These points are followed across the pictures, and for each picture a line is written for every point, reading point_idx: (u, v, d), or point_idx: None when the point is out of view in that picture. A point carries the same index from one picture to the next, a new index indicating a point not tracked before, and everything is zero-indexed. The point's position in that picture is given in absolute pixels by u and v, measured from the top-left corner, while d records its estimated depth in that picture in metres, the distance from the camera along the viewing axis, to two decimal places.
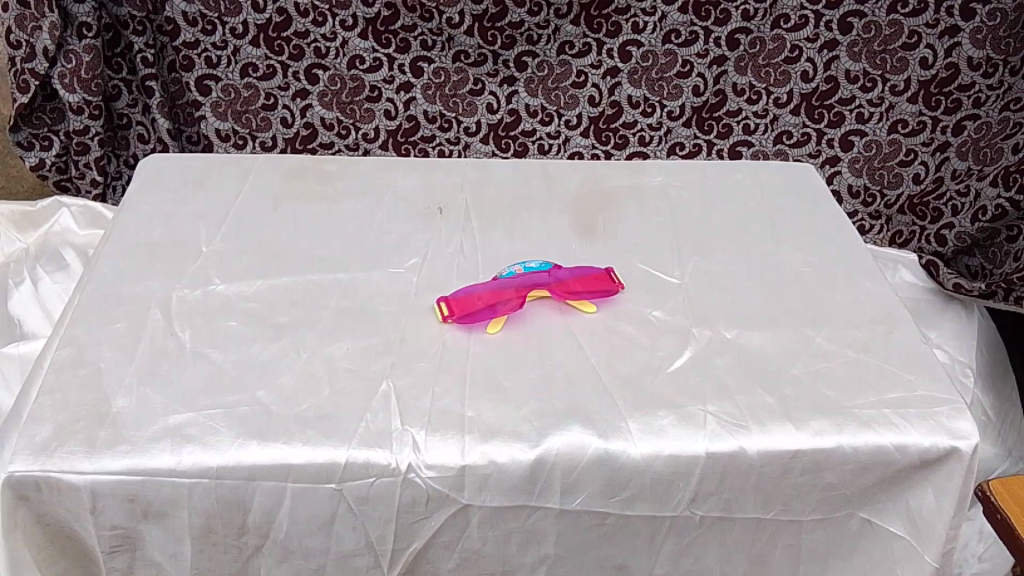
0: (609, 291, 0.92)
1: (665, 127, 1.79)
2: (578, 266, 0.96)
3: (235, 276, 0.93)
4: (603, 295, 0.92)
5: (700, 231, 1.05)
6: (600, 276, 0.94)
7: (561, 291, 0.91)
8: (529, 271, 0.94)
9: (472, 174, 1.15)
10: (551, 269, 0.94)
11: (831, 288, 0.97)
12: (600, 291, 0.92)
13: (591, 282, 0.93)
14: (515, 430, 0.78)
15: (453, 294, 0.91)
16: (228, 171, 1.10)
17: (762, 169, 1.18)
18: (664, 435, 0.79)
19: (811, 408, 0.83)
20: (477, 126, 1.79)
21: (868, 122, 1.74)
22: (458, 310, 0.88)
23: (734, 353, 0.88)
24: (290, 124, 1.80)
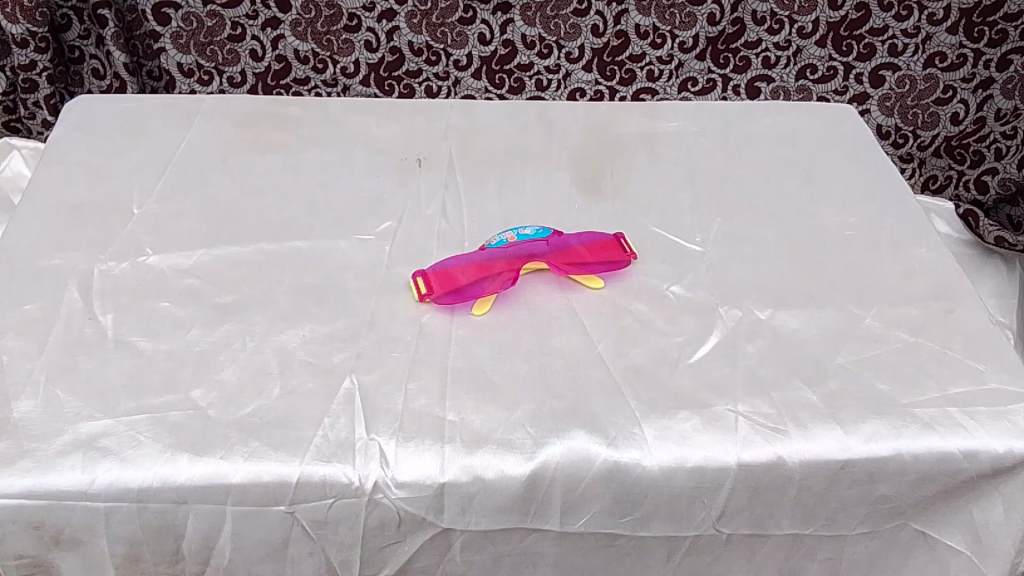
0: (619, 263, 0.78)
1: (677, 60, 1.58)
2: (582, 231, 0.81)
3: (171, 243, 0.78)
4: (610, 269, 0.78)
5: (725, 188, 0.89)
6: (607, 244, 0.79)
7: (562, 264, 0.77)
8: (524, 239, 0.79)
9: (458, 118, 0.98)
10: (549, 236, 0.79)
11: (881, 255, 0.82)
12: (606, 263, 0.78)
13: (596, 252, 0.78)
14: (506, 438, 0.64)
15: (432, 266, 0.76)
16: (170, 114, 0.94)
17: (795, 111, 1.02)
18: (686, 442, 0.65)
19: (863, 407, 0.69)
20: (468, 59, 1.59)
21: (901, 55, 1.54)
22: (438, 289, 0.74)
23: (768, 338, 0.73)
24: (260, 58, 1.59)
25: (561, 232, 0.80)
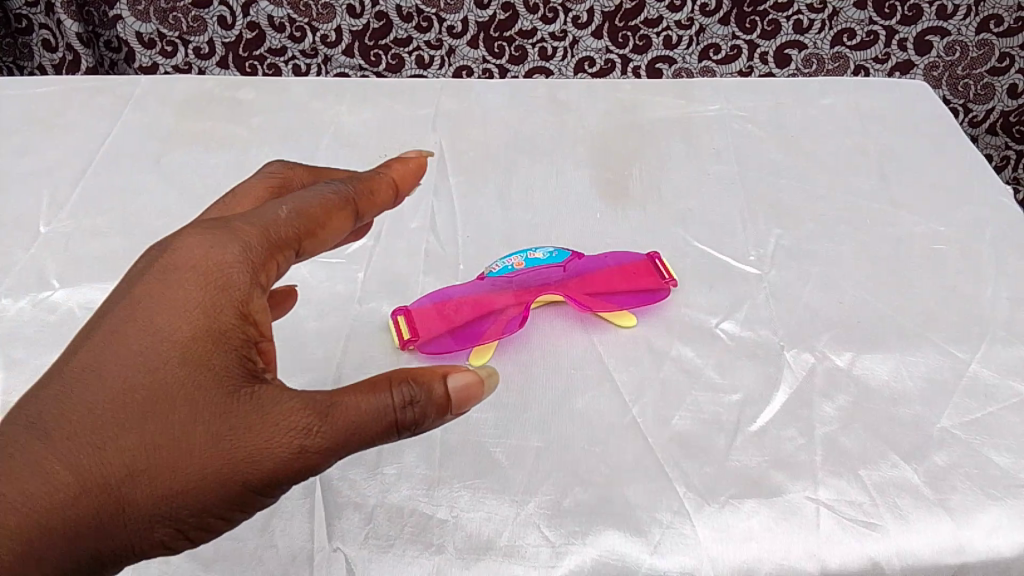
0: (654, 298, 0.62)
1: (697, 25, 1.33)
2: (608, 252, 0.65)
3: (85, 272, 0.62)
4: (644, 301, 0.62)
5: (779, 188, 0.72)
6: (640, 268, 0.63)
7: (583, 296, 0.61)
8: (535, 264, 0.63)
9: (451, 101, 0.81)
10: (566, 259, 0.63)
11: (982, 275, 0.65)
12: (638, 293, 0.62)
13: (625, 281, 0.62)
14: (517, 545, 0.48)
15: (418, 301, 0.60)
16: (96, 103, 0.78)
17: (858, 89, 0.84)
18: (751, 545, 0.49)
19: (977, 489, 0.52)
20: (463, 25, 1.33)
21: (951, 18, 1.30)
22: (427, 332, 0.58)
23: (850, 394, 0.57)
24: (230, 25, 1.33)
25: (580, 255, 0.64)
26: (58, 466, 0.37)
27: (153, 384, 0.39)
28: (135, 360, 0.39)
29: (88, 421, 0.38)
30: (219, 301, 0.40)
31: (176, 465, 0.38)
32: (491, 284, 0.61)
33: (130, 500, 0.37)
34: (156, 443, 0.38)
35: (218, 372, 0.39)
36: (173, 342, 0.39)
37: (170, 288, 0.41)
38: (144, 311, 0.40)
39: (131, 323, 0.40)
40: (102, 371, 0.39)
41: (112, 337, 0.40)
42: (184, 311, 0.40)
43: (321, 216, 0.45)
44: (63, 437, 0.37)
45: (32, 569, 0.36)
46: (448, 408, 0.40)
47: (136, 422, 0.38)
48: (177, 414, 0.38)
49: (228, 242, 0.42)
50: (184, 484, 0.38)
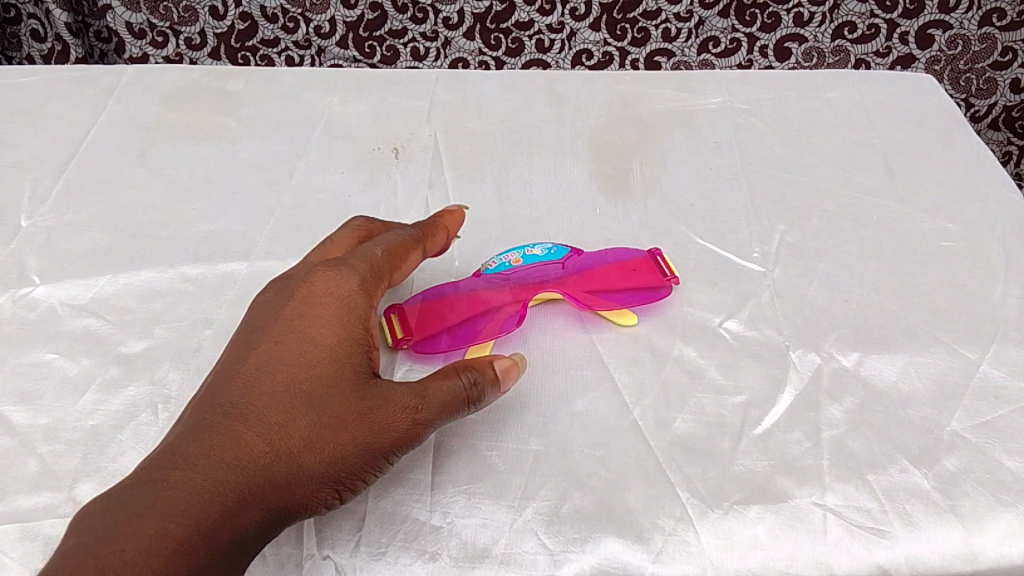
0: (656, 296, 0.60)
1: (696, 17, 1.31)
2: (607, 249, 0.64)
3: (66, 268, 0.60)
4: (646, 298, 0.60)
5: (783, 183, 0.71)
6: (641, 265, 0.62)
7: (583, 292, 0.59)
8: (532, 261, 0.61)
9: (446, 93, 0.79)
10: (566, 256, 0.62)
11: (991, 273, 0.64)
12: (639, 290, 0.60)
13: (626, 278, 0.61)
14: (514, 553, 0.47)
15: (411, 299, 0.59)
16: (80, 93, 0.76)
17: (862, 81, 0.82)
18: (756, 553, 0.48)
19: (989, 494, 0.51)
20: (459, 16, 1.31)
21: (953, 12, 1.28)
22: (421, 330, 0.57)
23: (857, 395, 0.55)
24: (222, 15, 1.30)
25: (580, 252, 0.62)
26: (241, 444, 0.43)
27: (305, 379, 0.46)
28: (288, 360, 0.46)
29: (260, 409, 0.45)
30: (347, 315, 0.49)
31: (333, 436, 0.44)
32: (488, 282, 0.60)
33: (302, 467, 0.43)
34: (316, 418, 0.45)
35: (352, 364, 0.47)
36: (317, 345, 0.47)
37: (307, 307, 0.49)
38: (290, 323, 0.48)
39: (279, 336, 0.48)
40: (263, 373, 0.46)
41: (264, 349, 0.47)
42: (322, 321, 0.48)
43: (404, 254, 0.55)
44: (241, 424, 0.44)
45: (234, 513, 0.41)
46: (497, 384, 0.49)
47: (297, 406, 0.45)
48: (328, 396, 0.45)
49: (347, 272, 0.51)
50: (341, 451, 0.44)
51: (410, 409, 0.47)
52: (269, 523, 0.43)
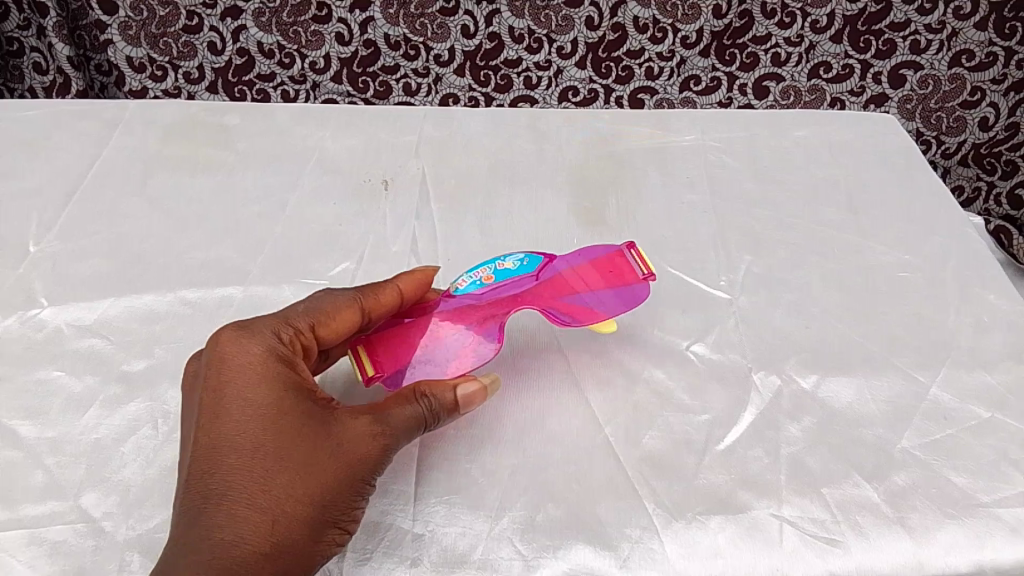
0: (629, 300, 0.62)
1: (678, 56, 1.37)
2: (576, 255, 0.65)
3: (71, 292, 0.63)
4: (628, 299, 0.62)
5: (751, 216, 0.75)
6: (616, 265, 0.64)
7: (561, 301, 0.61)
8: (506, 275, 0.62)
9: (434, 129, 0.83)
10: (537, 267, 0.63)
11: (944, 304, 0.68)
12: (611, 295, 0.62)
13: (604, 281, 0.63)
14: (491, 559, 0.50)
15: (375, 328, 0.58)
16: (83, 126, 0.80)
17: (828, 121, 0.87)
18: (718, 561, 0.51)
19: (935, 507, 0.55)
20: (450, 54, 1.36)
21: (925, 53, 1.34)
22: (394, 361, 0.56)
23: (814, 415, 0.59)
24: (220, 51, 1.35)
25: (551, 260, 0.64)
26: (231, 521, 0.44)
27: (262, 437, 0.46)
28: (237, 427, 0.47)
29: (231, 483, 0.45)
30: (274, 370, 0.49)
31: (310, 484, 0.46)
32: (458, 301, 0.60)
33: (297, 519, 0.45)
34: (290, 474, 0.46)
35: (302, 411, 0.48)
36: (261, 404, 0.47)
37: (235, 370, 0.49)
38: (224, 390, 0.48)
39: (218, 405, 0.47)
40: (215, 448, 0.46)
41: (205, 424, 0.47)
42: (256, 383, 0.48)
43: (331, 311, 0.54)
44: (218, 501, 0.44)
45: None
46: (457, 408, 0.51)
47: (266, 469, 0.45)
48: (293, 447, 0.46)
49: (262, 332, 0.51)
50: (323, 492, 0.46)
51: (373, 435, 0.49)
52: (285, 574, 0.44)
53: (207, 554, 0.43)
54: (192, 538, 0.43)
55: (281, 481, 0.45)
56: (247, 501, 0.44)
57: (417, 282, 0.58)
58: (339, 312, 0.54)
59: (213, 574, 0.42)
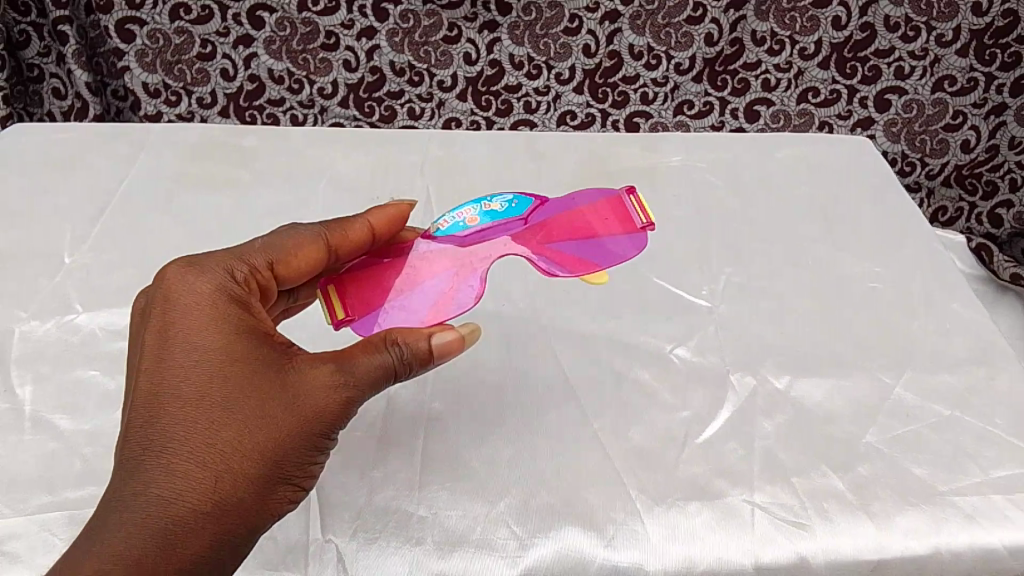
0: (622, 251, 0.60)
1: (671, 82, 1.43)
2: (570, 200, 0.63)
3: (104, 299, 0.69)
4: (625, 245, 0.60)
5: (732, 231, 0.80)
6: (615, 211, 0.62)
7: (551, 248, 0.60)
8: (493, 217, 0.60)
9: (437, 150, 0.89)
10: (526, 211, 0.61)
11: (911, 312, 0.73)
12: (603, 245, 0.60)
13: (601, 227, 0.61)
14: (487, 538, 0.55)
15: (348, 268, 0.58)
16: (111, 147, 0.85)
17: (807, 143, 0.93)
18: (695, 542, 0.56)
19: (896, 495, 0.60)
20: (453, 80, 1.43)
21: (908, 78, 1.39)
22: (365, 305, 0.56)
23: (787, 412, 0.64)
24: (232, 77, 1.41)
25: (540, 204, 0.62)
26: (170, 472, 0.45)
27: (211, 390, 0.47)
28: (186, 376, 0.47)
29: (174, 434, 0.46)
30: (224, 314, 0.49)
31: (257, 441, 0.46)
32: (437, 244, 0.58)
33: (240, 471, 0.46)
34: (233, 427, 0.46)
35: (254, 363, 0.48)
36: (207, 352, 0.48)
37: (186, 316, 0.49)
38: (174, 337, 0.48)
39: (166, 351, 0.48)
40: (158, 397, 0.47)
41: (150, 370, 0.48)
42: (204, 329, 0.48)
43: (296, 248, 0.54)
44: (159, 451, 0.46)
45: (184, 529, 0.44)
46: (431, 358, 0.51)
47: (210, 423, 0.46)
48: (242, 403, 0.47)
49: (216, 270, 0.51)
50: (269, 444, 0.47)
51: (331, 390, 0.49)
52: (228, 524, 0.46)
53: (147, 506, 0.44)
54: (134, 488, 0.45)
55: (226, 440, 0.46)
56: (189, 454, 0.45)
57: (390, 219, 0.58)
58: (301, 250, 0.54)
59: (148, 526, 0.44)
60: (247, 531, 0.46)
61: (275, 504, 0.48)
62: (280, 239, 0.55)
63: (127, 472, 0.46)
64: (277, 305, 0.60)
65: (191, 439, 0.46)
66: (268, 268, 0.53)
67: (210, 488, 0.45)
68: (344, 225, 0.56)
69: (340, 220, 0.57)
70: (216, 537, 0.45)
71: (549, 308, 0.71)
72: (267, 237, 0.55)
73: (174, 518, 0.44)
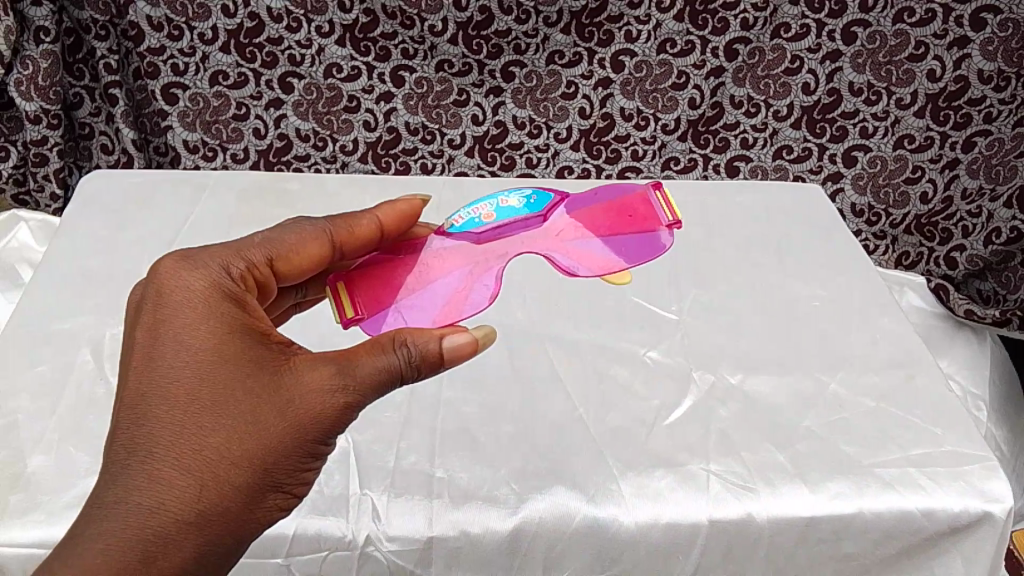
0: (645, 243, 0.71)
1: (659, 141, 1.60)
2: (589, 199, 0.73)
3: None
4: (644, 239, 0.72)
5: (700, 260, 0.95)
6: (643, 207, 0.74)
7: (569, 243, 0.70)
8: (513, 214, 0.68)
9: (451, 194, 1.05)
10: (544, 207, 0.70)
11: (847, 326, 0.87)
12: (630, 239, 0.72)
13: (621, 222, 0.72)
14: (492, 495, 0.69)
15: (359, 267, 0.66)
16: (177, 190, 1.01)
17: (767, 190, 1.08)
18: (660, 499, 0.69)
19: (827, 466, 0.73)
20: (462, 138, 1.60)
21: (872, 137, 1.54)
22: (375, 301, 0.64)
23: (739, 402, 0.78)
24: (264, 135, 1.58)
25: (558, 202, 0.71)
26: (158, 475, 0.49)
27: (203, 398, 0.51)
28: (180, 383, 0.51)
29: (165, 439, 0.50)
30: (218, 324, 0.53)
31: (242, 448, 0.50)
32: (453, 240, 0.67)
33: (225, 476, 0.50)
34: (221, 433, 0.50)
35: (247, 369, 0.52)
36: (200, 361, 0.52)
37: (179, 318, 0.53)
38: (170, 341, 0.53)
39: (162, 359, 0.52)
40: (152, 402, 0.51)
41: (146, 376, 0.52)
42: (198, 339, 0.53)
43: (299, 248, 0.61)
44: (148, 455, 0.50)
45: (167, 530, 0.48)
46: (438, 362, 0.53)
47: (199, 428, 0.50)
48: (233, 408, 0.51)
49: (216, 276, 0.55)
50: (254, 452, 0.51)
51: (325, 395, 0.53)
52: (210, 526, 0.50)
53: (133, 509, 0.48)
54: (121, 490, 0.49)
55: (215, 445, 0.50)
56: (176, 460, 0.50)
57: (396, 218, 0.66)
58: (304, 247, 0.62)
59: (130, 530, 0.48)
60: (230, 533, 0.50)
61: (259, 506, 0.52)
62: (285, 238, 0.62)
63: (118, 473, 0.50)
64: (288, 298, 0.69)
65: (179, 442, 0.50)
66: (266, 264, 0.59)
67: (197, 492, 0.49)
68: (351, 224, 0.64)
69: (347, 216, 0.65)
70: (197, 539, 0.49)
71: (545, 320, 0.85)
72: (270, 235, 0.61)
73: (158, 523, 0.48)
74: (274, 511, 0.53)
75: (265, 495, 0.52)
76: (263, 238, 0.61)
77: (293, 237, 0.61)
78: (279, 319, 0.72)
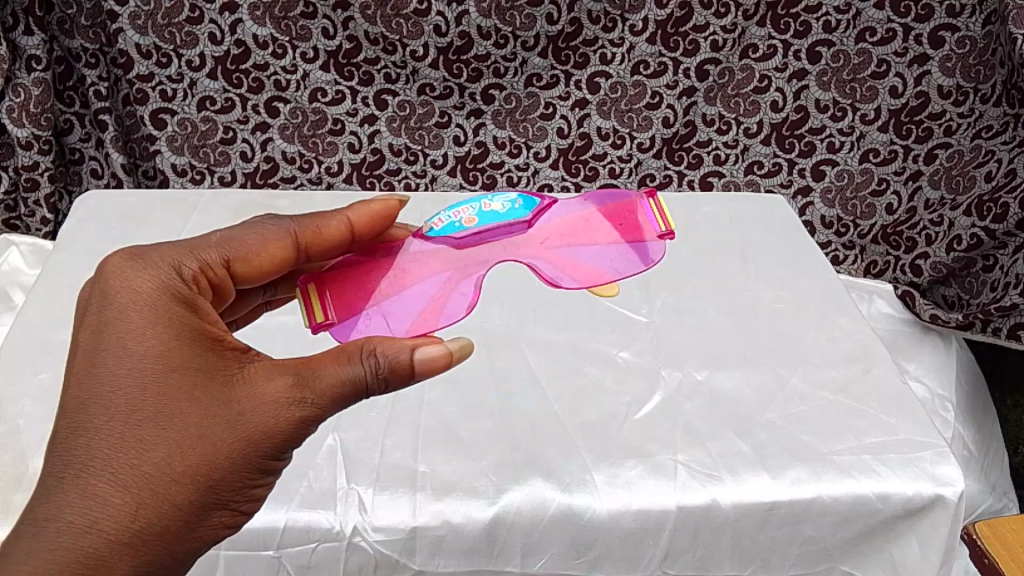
0: (634, 250, 0.71)
1: (635, 159, 1.63)
2: (577, 208, 0.73)
3: None
4: (631, 248, 0.72)
5: (669, 266, 1.00)
6: (635, 216, 0.74)
7: (554, 250, 0.70)
8: (498, 219, 0.69)
9: None
10: (530, 212, 0.70)
11: (806, 324, 0.92)
12: (617, 248, 0.72)
13: (610, 232, 0.72)
14: (472, 486, 0.73)
15: (332, 268, 0.67)
16: (170, 208, 1.05)
17: (733, 201, 1.14)
18: (631, 487, 0.74)
19: (788, 454, 0.77)
20: (444, 158, 1.62)
21: (839, 152, 1.56)
22: (348, 305, 0.65)
23: (704, 397, 0.83)
24: (250, 158, 1.60)
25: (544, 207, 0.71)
26: (97, 489, 0.50)
27: (147, 410, 0.52)
28: (125, 395, 0.52)
29: (105, 452, 0.51)
30: (169, 335, 0.54)
31: (186, 462, 0.51)
32: (433, 244, 0.68)
33: (167, 491, 0.51)
34: (163, 448, 0.51)
35: (197, 381, 0.53)
36: (145, 372, 0.52)
37: (128, 328, 0.54)
38: (117, 351, 0.53)
39: (107, 367, 0.53)
40: (95, 413, 0.52)
41: (91, 384, 0.53)
42: (146, 349, 0.53)
43: (259, 251, 0.63)
44: (87, 468, 0.50)
45: (101, 546, 0.49)
46: (411, 372, 0.54)
47: (141, 442, 0.51)
48: (178, 420, 0.52)
49: (168, 282, 0.56)
50: (199, 467, 0.51)
51: (277, 407, 0.53)
52: (148, 541, 0.50)
53: (68, 523, 0.49)
54: (58, 502, 0.50)
55: (157, 457, 0.51)
56: (116, 475, 0.50)
57: (369, 219, 0.67)
58: (266, 251, 0.63)
59: (64, 545, 0.48)
60: (169, 548, 0.51)
61: (202, 520, 0.52)
62: (246, 239, 0.63)
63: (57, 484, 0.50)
64: (257, 296, 0.74)
65: (120, 454, 0.51)
66: (222, 265, 0.61)
67: (137, 505, 0.50)
68: (320, 224, 0.65)
69: (316, 216, 0.66)
70: (136, 555, 0.50)
71: (521, 323, 0.90)
72: (230, 235, 0.63)
73: (93, 538, 0.49)
74: (218, 524, 0.54)
75: (211, 510, 0.53)
76: (222, 237, 0.63)
77: (254, 237, 0.63)
78: (250, 315, 0.76)
